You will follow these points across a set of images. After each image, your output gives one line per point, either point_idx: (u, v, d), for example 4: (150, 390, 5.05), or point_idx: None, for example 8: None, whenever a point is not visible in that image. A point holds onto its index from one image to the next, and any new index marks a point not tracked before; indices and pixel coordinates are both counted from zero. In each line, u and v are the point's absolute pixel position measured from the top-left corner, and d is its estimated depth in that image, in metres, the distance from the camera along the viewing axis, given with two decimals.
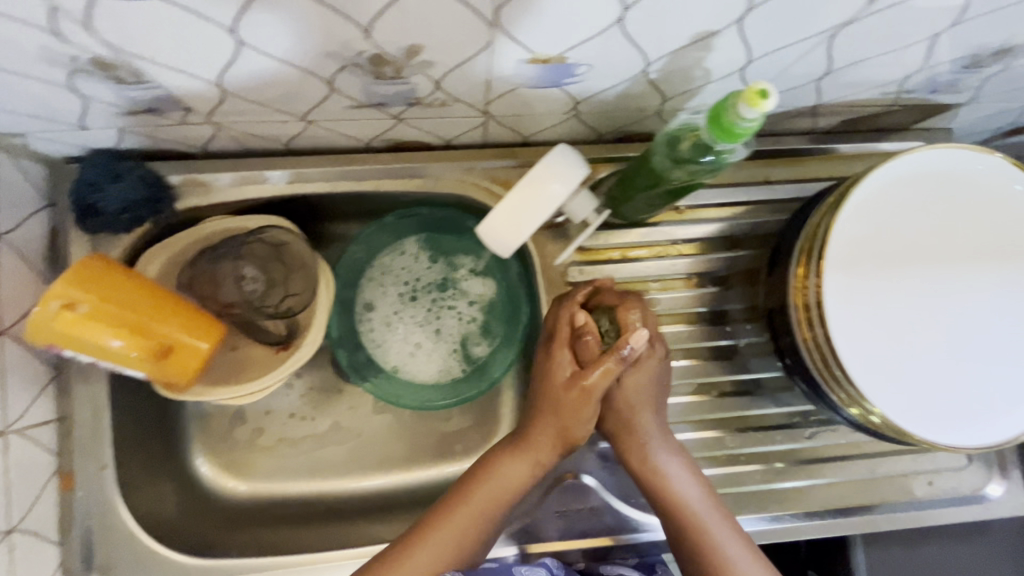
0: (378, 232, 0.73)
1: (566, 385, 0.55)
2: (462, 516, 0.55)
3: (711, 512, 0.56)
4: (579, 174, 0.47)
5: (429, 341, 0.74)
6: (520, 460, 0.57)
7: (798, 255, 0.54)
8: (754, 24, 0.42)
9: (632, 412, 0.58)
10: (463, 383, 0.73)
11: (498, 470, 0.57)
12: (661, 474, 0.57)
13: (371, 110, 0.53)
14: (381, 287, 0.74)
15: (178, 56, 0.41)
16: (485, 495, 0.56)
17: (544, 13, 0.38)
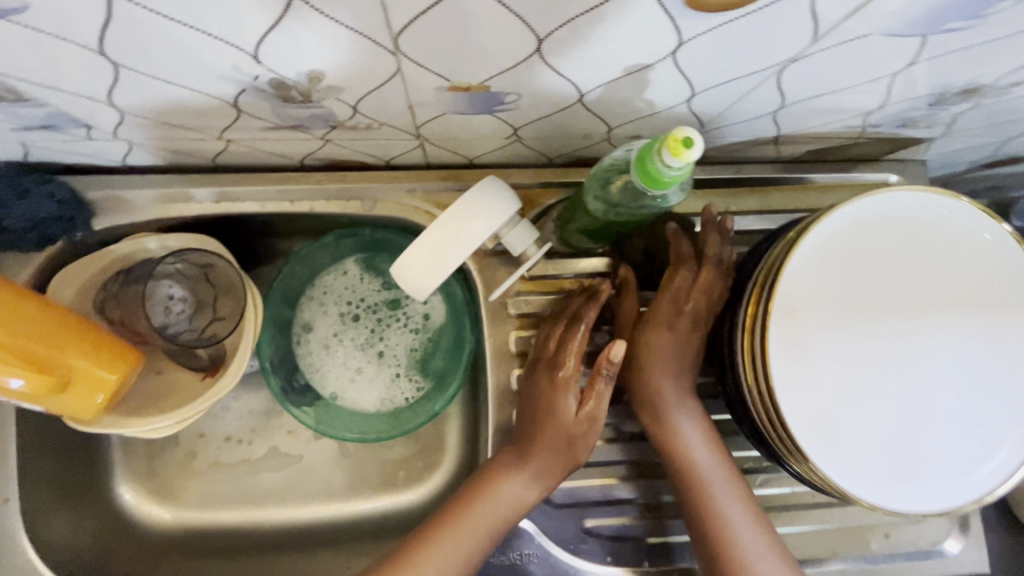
0: (319, 251, 0.70)
1: (569, 420, 0.52)
2: (459, 532, 0.53)
3: (743, 515, 0.52)
4: (505, 211, 0.44)
5: (371, 366, 0.70)
6: (524, 473, 0.55)
7: (747, 297, 0.50)
8: (690, 58, 0.38)
9: (657, 407, 0.54)
10: (405, 411, 0.70)
11: (495, 486, 0.55)
12: (692, 471, 0.53)
13: (291, 131, 0.49)
14: (322, 308, 0.71)
15: (54, 75, 0.37)
16: (482, 510, 0.54)
17: (450, 41, 0.34)
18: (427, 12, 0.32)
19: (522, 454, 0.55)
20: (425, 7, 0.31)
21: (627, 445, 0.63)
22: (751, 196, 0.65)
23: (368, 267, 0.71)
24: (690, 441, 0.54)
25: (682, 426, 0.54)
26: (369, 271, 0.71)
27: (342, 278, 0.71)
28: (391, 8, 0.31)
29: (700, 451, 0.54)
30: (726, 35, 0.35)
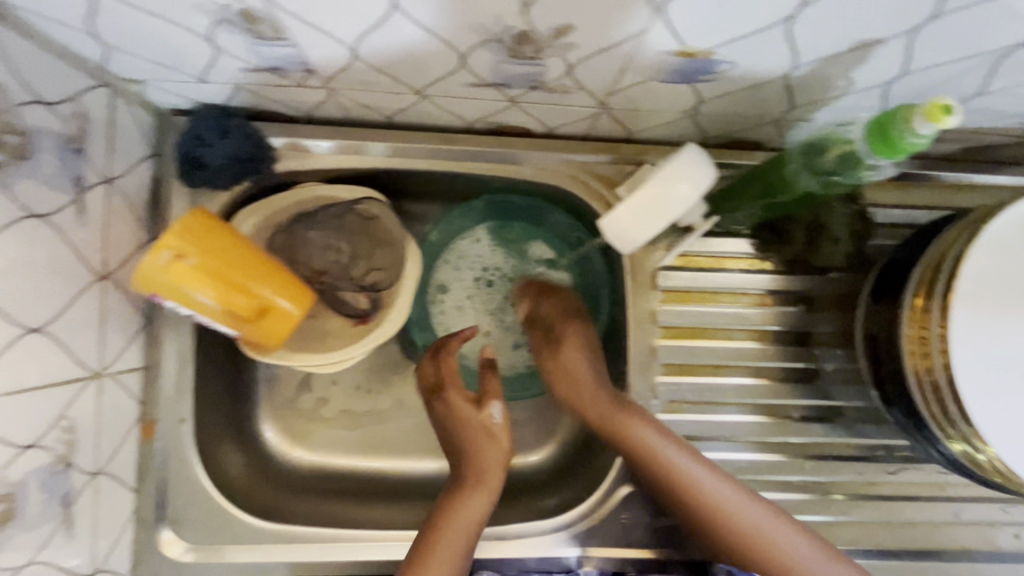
0: (461, 213, 0.71)
1: (467, 421, 0.62)
2: (443, 544, 0.53)
3: (705, 475, 0.54)
4: (710, 174, 0.45)
5: (497, 331, 0.73)
6: (477, 484, 0.58)
7: (917, 286, 0.52)
8: (928, 35, 0.39)
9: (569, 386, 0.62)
10: (526, 377, 0.72)
11: (458, 502, 0.56)
12: (620, 437, 0.57)
13: (490, 89, 0.51)
14: (456, 270, 0.73)
15: (327, 15, 0.40)
16: (457, 521, 0.55)
17: (716, 3, 0.36)
18: None
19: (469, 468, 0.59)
20: None
21: (759, 424, 0.64)
22: (893, 191, 0.63)
23: (503, 234, 0.72)
24: (591, 403, 0.60)
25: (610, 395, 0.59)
26: (503, 238, 0.72)
27: (476, 244, 0.72)
28: None
29: (640, 414, 0.57)
30: (981, 11, 0.37)
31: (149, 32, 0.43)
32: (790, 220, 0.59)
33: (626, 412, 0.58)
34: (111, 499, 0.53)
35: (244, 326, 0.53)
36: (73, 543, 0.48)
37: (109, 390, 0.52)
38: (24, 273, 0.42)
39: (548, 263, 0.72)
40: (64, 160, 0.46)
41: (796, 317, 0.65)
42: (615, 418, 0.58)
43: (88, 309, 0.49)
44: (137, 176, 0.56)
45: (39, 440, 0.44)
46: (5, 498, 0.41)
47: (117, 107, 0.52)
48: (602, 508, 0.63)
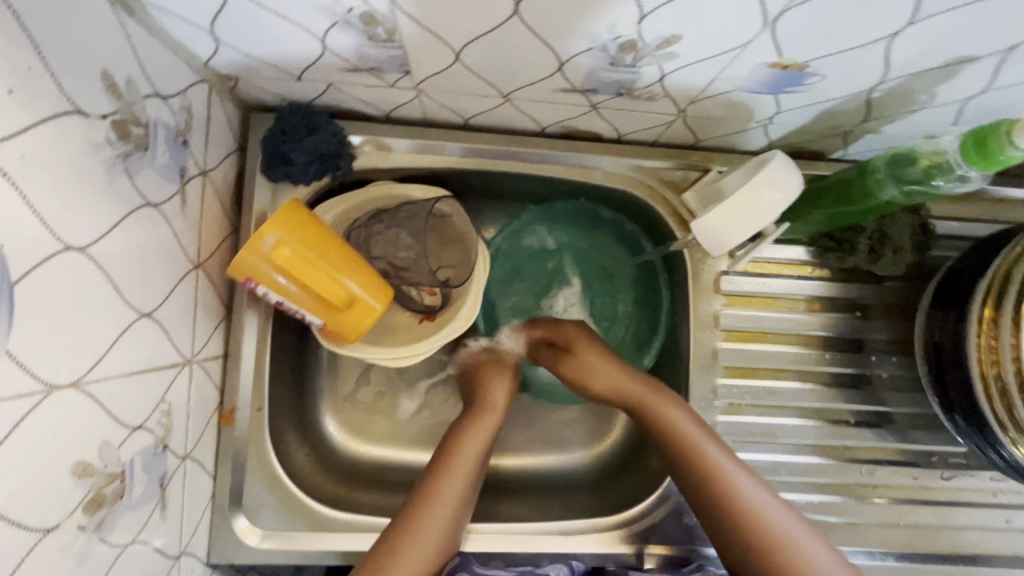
0: (537, 214, 0.73)
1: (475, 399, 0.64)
2: (419, 538, 0.53)
3: (769, 500, 0.53)
4: (797, 182, 0.47)
5: None
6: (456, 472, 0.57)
7: (982, 297, 0.55)
8: (1022, 54, 0.41)
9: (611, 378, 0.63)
10: None
11: (436, 500, 0.55)
12: (681, 435, 0.56)
13: (576, 95, 0.53)
14: (523, 270, 0.75)
15: (444, 20, 0.42)
16: (433, 514, 0.54)
17: (827, 18, 0.38)
18: None
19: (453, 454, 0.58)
20: None
21: (816, 427, 0.65)
22: (952, 204, 0.65)
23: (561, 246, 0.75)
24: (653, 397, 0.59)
25: (689, 447, 0.55)
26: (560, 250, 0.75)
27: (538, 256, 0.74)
28: None
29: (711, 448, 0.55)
30: None
31: (265, 31, 0.44)
32: (853, 229, 0.61)
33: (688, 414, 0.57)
34: (194, 484, 0.54)
35: (330, 314, 0.55)
36: (165, 525, 0.49)
37: (197, 376, 0.53)
38: (139, 261, 0.43)
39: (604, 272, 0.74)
40: (172, 152, 0.47)
41: (850, 324, 0.66)
42: (700, 476, 0.54)
43: (184, 298, 0.50)
44: (225, 169, 0.58)
45: (145, 422, 0.45)
46: (119, 476, 0.42)
47: (213, 102, 0.54)
48: (662, 507, 0.63)
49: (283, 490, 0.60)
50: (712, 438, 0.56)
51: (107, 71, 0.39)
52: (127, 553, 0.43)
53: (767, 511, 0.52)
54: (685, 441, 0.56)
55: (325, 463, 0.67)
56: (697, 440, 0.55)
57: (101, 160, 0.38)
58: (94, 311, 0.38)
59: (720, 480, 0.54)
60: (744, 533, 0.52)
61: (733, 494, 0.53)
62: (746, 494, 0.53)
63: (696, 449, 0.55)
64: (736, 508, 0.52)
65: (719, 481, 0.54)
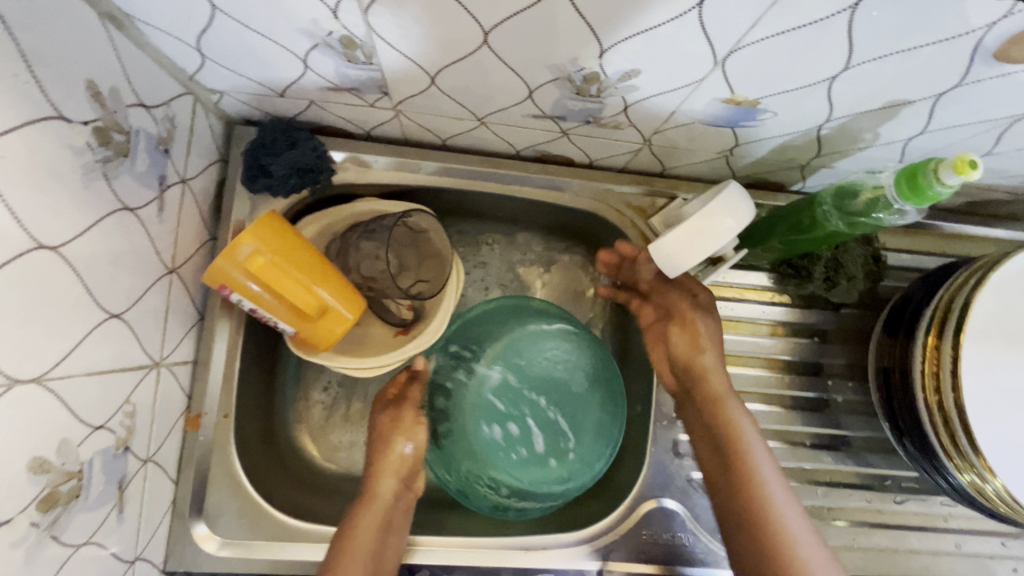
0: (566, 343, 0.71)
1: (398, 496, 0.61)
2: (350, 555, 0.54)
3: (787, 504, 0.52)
4: (748, 210, 0.50)
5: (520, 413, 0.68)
6: (371, 515, 0.58)
7: (926, 327, 0.57)
8: (951, 100, 0.44)
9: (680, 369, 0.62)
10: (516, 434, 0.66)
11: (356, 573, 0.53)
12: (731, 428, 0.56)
13: (547, 121, 0.56)
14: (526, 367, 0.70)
15: (419, 47, 0.44)
16: (359, 544, 0.55)
17: (770, 60, 0.41)
18: (783, 33, 0.38)
19: (372, 504, 0.59)
20: (785, 29, 0.38)
21: (775, 449, 0.67)
22: (905, 237, 0.69)
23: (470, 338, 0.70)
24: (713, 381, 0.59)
25: (736, 448, 0.55)
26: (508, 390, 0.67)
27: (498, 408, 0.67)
28: (758, 26, 0.37)
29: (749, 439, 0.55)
30: (1000, 84, 0.41)
31: (249, 49, 0.46)
32: (810, 258, 0.62)
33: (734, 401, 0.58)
34: (154, 488, 0.54)
35: (305, 325, 0.56)
36: (121, 528, 0.49)
37: (164, 380, 0.54)
38: (112, 262, 0.44)
39: (617, 421, 0.68)
40: (152, 160, 0.49)
41: (808, 349, 0.69)
42: (741, 478, 0.54)
43: (157, 301, 0.51)
44: (206, 179, 0.60)
45: (107, 422, 0.45)
46: (76, 475, 0.42)
47: (197, 113, 0.56)
48: (623, 524, 0.64)
49: (245, 498, 0.60)
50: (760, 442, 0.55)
51: (93, 81, 0.41)
52: (80, 553, 0.43)
53: (784, 519, 0.51)
54: (733, 443, 0.56)
55: (290, 472, 0.67)
56: (744, 443, 0.55)
57: (80, 164, 0.40)
58: (63, 310, 0.39)
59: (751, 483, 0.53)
60: (751, 533, 0.52)
61: (763, 494, 0.53)
62: (765, 484, 0.53)
63: (745, 455, 0.55)
64: (756, 510, 0.52)
65: (750, 482, 0.54)
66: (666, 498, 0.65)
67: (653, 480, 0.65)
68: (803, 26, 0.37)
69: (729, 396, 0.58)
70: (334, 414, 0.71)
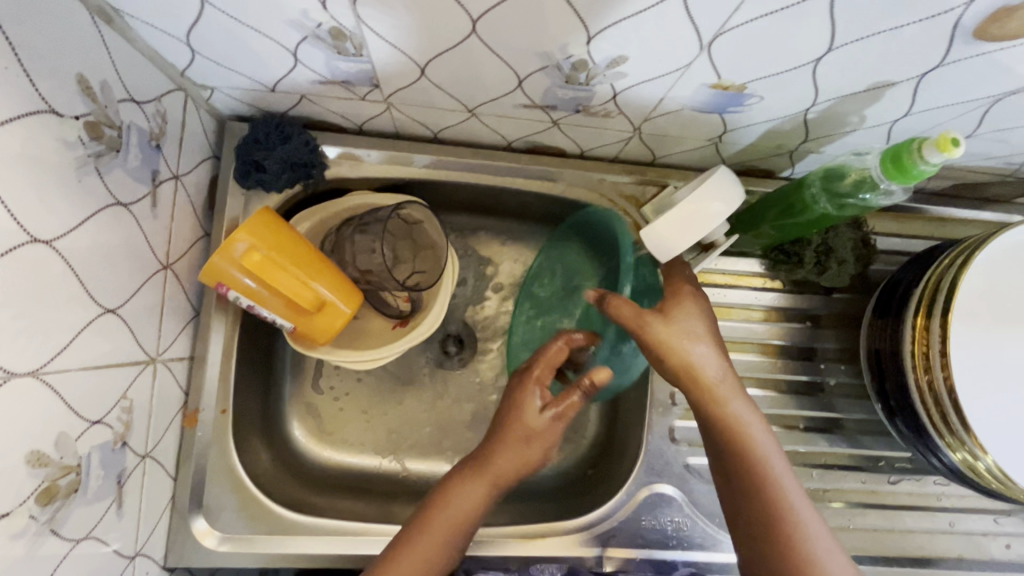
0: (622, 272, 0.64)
1: (517, 468, 0.56)
2: (419, 540, 0.53)
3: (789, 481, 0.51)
4: (738, 194, 0.51)
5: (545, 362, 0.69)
6: (476, 483, 0.55)
7: (916, 306, 0.58)
8: (933, 81, 0.45)
9: (661, 353, 0.54)
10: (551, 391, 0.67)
11: (425, 529, 0.53)
12: (724, 398, 0.53)
13: (538, 111, 0.56)
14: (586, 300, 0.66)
15: (407, 36, 0.44)
16: (453, 505, 0.55)
17: (754, 43, 0.42)
18: (765, 15, 0.38)
19: (481, 469, 0.56)
20: (769, 11, 0.38)
21: None
22: (894, 221, 0.70)
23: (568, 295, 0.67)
24: (695, 347, 0.54)
25: (753, 465, 0.51)
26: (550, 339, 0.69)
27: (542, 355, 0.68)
28: (742, 9, 0.38)
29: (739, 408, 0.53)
30: (982, 63, 0.42)
31: (238, 42, 0.47)
32: (800, 242, 0.63)
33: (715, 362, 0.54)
34: (153, 483, 0.54)
35: (301, 318, 0.56)
36: (121, 524, 0.49)
37: (161, 375, 0.54)
38: (106, 257, 0.45)
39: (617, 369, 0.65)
40: (144, 155, 0.49)
41: (801, 333, 0.70)
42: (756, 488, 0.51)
43: (152, 296, 0.51)
44: (199, 175, 0.60)
45: (104, 417, 0.45)
46: (75, 469, 0.42)
47: (188, 110, 0.56)
48: (621, 511, 0.65)
49: (246, 493, 0.60)
50: (777, 448, 0.52)
51: (83, 75, 0.41)
52: (80, 548, 0.44)
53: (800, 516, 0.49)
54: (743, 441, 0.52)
55: (289, 467, 0.67)
56: (752, 441, 0.52)
57: (72, 158, 0.40)
58: (56, 304, 0.39)
59: (777, 491, 0.50)
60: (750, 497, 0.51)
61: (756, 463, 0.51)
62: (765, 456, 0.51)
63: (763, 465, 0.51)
64: (772, 515, 0.50)
65: (759, 477, 0.51)
66: (662, 483, 0.66)
67: (651, 467, 0.66)
68: (786, 8, 0.38)
69: (726, 389, 0.54)
70: (331, 409, 0.71)
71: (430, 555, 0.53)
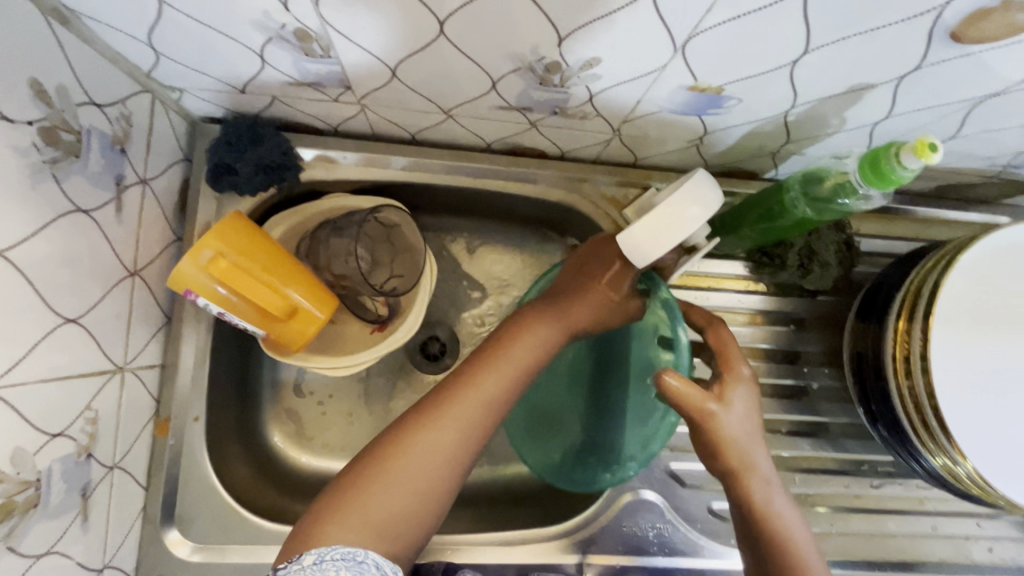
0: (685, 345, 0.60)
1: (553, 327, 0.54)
2: (454, 410, 0.49)
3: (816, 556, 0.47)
4: (715, 198, 0.50)
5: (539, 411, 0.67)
6: (548, 325, 0.54)
7: (898, 310, 0.57)
8: (913, 83, 0.44)
9: (699, 427, 0.50)
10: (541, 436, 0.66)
11: (420, 435, 0.47)
12: (758, 473, 0.50)
13: (514, 113, 0.55)
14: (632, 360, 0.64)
15: (374, 38, 0.43)
16: (480, 389, 0.50)
17: (728, 46, 0.41)
18: (737, 17, 0.37)
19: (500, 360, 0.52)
20: (742, 13, 0.37)
21: None
22: (879, 223, 0.69)
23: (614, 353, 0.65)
24: (736, 425, 0.50)
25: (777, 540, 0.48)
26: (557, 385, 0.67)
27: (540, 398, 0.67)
28: (714, 11, 0.37)
29: (769, 484, 0.50)
30: (962, 65, 0.41)
31: (201, 43, 0.45)
32: (783, 245, 0.62)
33: (755, 441, 0.50)
34: (122, 494, 0.53)
35: (274, 325, 0.55)
36: (87, 536, 0.48)
37: (130, 384, 0.53)
38: (66, 266, 0.43)
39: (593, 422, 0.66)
40: (106, 160, 0.48)
41: (784, 336, 0.69)
42: None
43: (118, 304, 0.50)
44: (170, 179, 0.58)
45: (67, 430, 0.44)
46: (34, 484, 0.41)
47: (156, 112, 0.55)
48: (602, 517, 0.64)
49: (219, 501, 0.60)
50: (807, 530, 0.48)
51: (36, 79, 0.40)
52: (41, 563, 0.43)
53: None
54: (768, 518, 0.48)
55: (266, 474, 0.66)
56: (782, 525, 0.48)
57: (25, 165, 0.39)
58: (11, 317, 0.38)
59: None
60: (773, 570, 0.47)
61: (783, 542, 0.48)
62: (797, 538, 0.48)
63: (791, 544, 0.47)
64: None
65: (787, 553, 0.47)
66: (643, 488, 0.65)
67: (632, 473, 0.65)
68: (758, 10, 0.37)
69: (764, 469, 0.50)
70: (310, 415, 0.70)
71: (424, 474, 0.46)
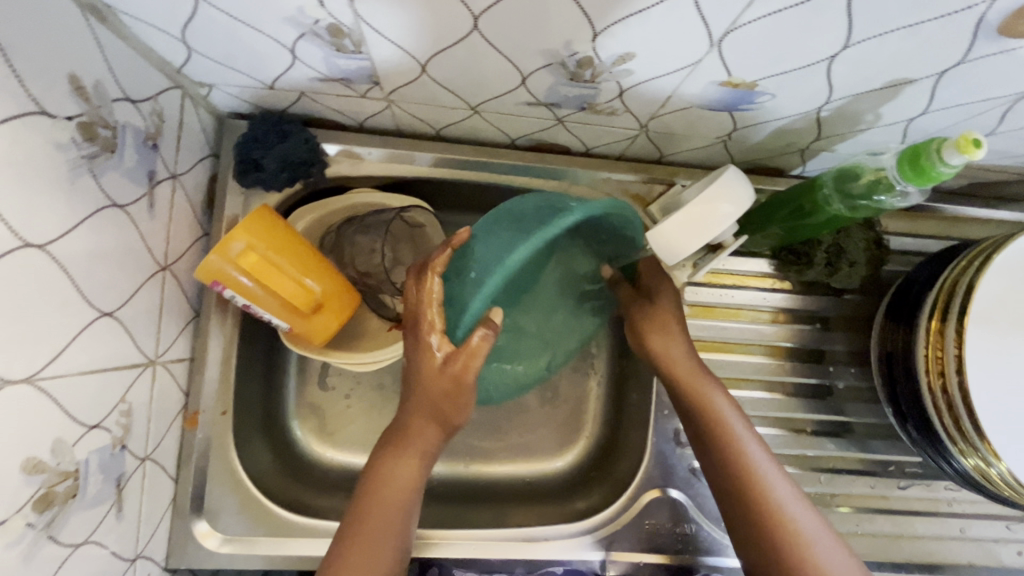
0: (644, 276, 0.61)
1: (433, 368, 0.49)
2: (399, 472, 0.50)
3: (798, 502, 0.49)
4: (746, 196, 0.50)
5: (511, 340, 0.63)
6: (437, 387, 0.49)
7: (930, 309, 0.56)
8: (954, 78, 0.43)
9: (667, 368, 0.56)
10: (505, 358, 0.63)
11: (367, 526, 0.48)
12: (716, 412, 0.54)
13: (542, 108, 0.55)
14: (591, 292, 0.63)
15: (406, 34, 0.43)
16: (395, 481, 0.50)
17: (766, 41, 0.40)
18: (778, 11, 0.37)
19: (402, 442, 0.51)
20: (782, 7, 0.37)
21: (776, 436, 0.66)
22: (908, 221, 0.68)
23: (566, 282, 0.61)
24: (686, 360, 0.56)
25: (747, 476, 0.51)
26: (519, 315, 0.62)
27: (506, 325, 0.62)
28: (754, 5, 0.36)
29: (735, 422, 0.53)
30: (1007, 60, 0.40)
31: (234, 39, 0.45)
32: (810, 243, 0.62)
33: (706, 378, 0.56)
34: (153, 485, 0.54)
35: (298, 320, 0.56)
36: (121, 527, 0.49)
37: (161, 377, 0.54)
38: (103, 261, 0.44)
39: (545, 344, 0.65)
40: (140, 155, 0.48)
41: (809, 335, 0.68)
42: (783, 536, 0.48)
43: (150, 298, 0.51)
44: (199, 175, 0.59)
45: (102, 422, 0.45)
46: (73, 474, 0.42)
47: (187, 108, 0.55)
48: (625, 514, 0.64)
49: (246, 493, 0.60)
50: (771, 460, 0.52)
51: (75, 75, 0.40)
52: (80, 552, 0.43)
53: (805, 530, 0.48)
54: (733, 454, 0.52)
55: (291, 468, 0.67)
56: (750, 459, 0.51)
57: (65, 160, 0.39)
58: (52, 311, 0.39)
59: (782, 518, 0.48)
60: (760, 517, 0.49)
61: (756, 481, 0.50)
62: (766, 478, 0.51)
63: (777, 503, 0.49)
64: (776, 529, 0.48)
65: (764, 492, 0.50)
66: (667, 487, 0.65)
67: (655, 471, 0.65)
68: (800, 4, 0.36)
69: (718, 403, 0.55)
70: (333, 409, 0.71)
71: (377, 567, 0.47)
